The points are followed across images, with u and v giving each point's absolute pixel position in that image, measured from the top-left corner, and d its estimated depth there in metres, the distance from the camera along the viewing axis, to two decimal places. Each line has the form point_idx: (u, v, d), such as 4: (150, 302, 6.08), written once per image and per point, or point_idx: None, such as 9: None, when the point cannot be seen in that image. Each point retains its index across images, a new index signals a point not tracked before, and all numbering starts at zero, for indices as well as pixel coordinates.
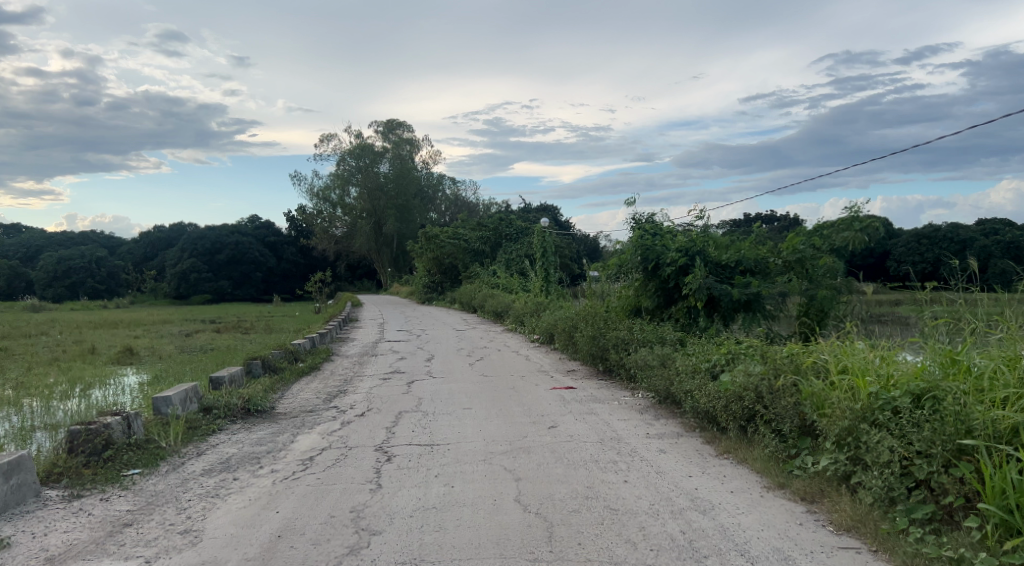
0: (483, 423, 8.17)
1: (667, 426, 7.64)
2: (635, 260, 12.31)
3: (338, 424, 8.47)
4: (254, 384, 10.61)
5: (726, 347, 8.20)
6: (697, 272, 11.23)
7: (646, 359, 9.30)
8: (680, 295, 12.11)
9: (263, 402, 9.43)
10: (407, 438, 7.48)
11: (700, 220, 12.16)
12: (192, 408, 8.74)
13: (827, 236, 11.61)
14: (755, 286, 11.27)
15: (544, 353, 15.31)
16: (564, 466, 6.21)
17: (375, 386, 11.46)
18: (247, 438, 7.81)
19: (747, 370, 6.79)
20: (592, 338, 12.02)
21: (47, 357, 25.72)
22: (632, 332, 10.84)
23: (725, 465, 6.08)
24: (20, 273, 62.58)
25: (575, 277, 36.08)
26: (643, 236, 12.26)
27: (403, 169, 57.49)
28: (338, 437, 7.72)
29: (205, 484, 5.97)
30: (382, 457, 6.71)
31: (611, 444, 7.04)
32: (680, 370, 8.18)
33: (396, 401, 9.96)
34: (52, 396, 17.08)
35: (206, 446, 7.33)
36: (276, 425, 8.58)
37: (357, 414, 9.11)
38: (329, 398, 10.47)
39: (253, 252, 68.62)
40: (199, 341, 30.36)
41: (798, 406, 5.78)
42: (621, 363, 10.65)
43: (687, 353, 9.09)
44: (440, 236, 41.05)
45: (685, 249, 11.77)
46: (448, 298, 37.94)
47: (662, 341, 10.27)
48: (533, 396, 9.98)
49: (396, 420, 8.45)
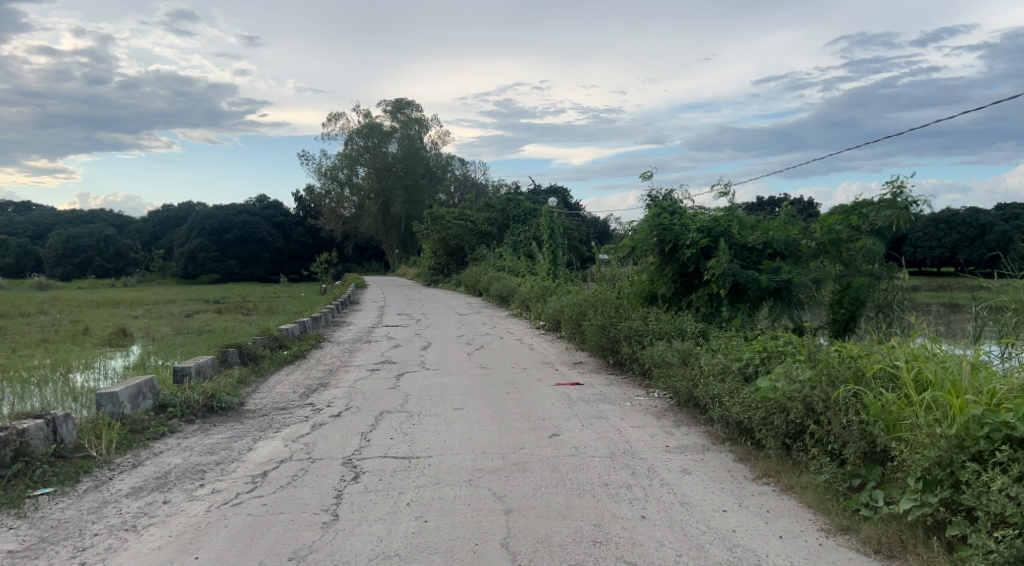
0: (475, 428, 7.04)
1: (690, 438, 6.49)
2: (649, 241, 11.03)
3: (307, 427, 7.35)
4: (226, 376, 9.51)
5: (761, 344, 7.01)
6: (721, 256, 9.95)
7: (664, 356, 8.10)
8: (701, 281, 10.85)
9: (229, 398, 8.34)
10: (383, 448, 6.35)
11: (725, 196, 10.85)
12: (144, 405, 7.65)
13: (866, 215, 10.33)
14: (786, 272, 9.99)
15: (550, 343, 14.16)
16: (567, 493, 5.07)
17: (360, 379, 10.34)
18: (198, 444, 6.67)
19: (791, 374, 5.63)
20: (602, 328, 10.83)
21: (38, 337, 24.85)
22: (648, 323, 9.65)
23: (766, 495, 4.95)
24: (28, 251, 62.15)
25: (586, 260, 34.92)
26: (660, 215, 10.99)
27: (411, 148, 56.22)
28: (304, 444, 6.58)
29: (123, 511, 4.82)
30: (348, 476, 5.58)
31: (625, 460, 5.89)
32: (705, 370, 7.02)
33: (380, 397, 8.85)
34: (32, 381, 16.15)
35: (147, 454, 6.21)
36: (238, 428, 7.47)
37: (332, 413, 7.97)
38: (307, 393, 9.35)
39: (261, 231, 67.76)
40: (198, 322, 29.43)
41: (863, 426, 4.61)
42: (635, 358, 9.45)
43: (712, 349, 7.88)
44: (447, 217, 39.89)
45: (707, 230, 10.50)
46: (455, 280, 36.92)
47: (682, 335, 9.08)
48: (535, 394, 8.83)
49: (374, 424, 7.33)
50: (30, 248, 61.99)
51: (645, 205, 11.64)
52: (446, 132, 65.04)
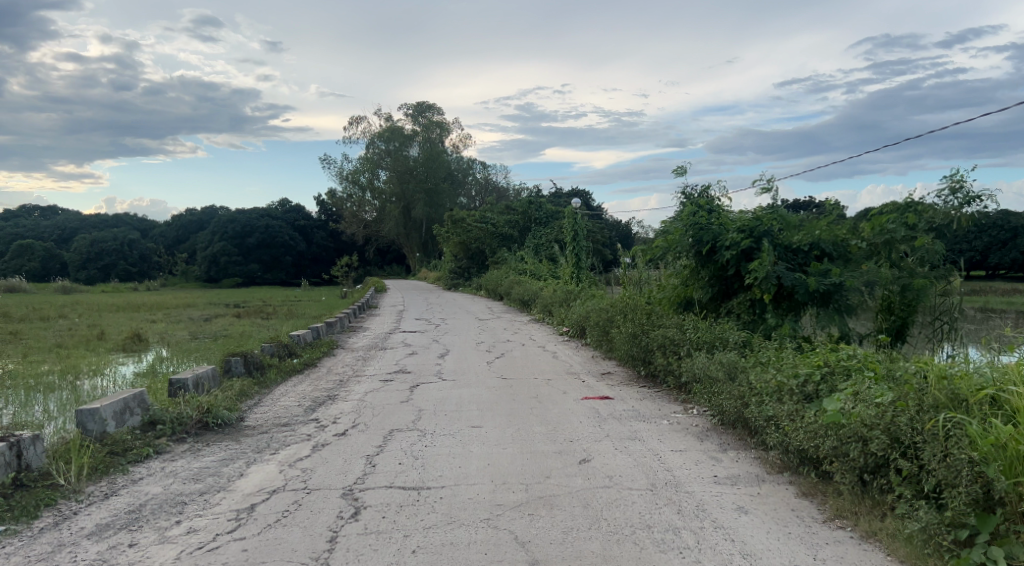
0: (494, 451, 6.26)
1: (740, 467, 5.66)
2: (685, 242, 10.17)
3: (308, 449, 6.60)
4: (227, 388, 8.83)
5: (821, 357, 6.18)
6: (765, 257, 9.05)
7: (707, 369, 7.26)
8: (742, 285, 9.92)
9: (226, 414, 7.66)
10: (390, 476, 5.58)
11: (768, 192, 9.92)
12: (132, 422, 6.98)
13: (923, 211, 9.32)
14: (838, 274, 9.04)
15: (575, 351, 13.35)
16: (603, 538, 4.26)
17: (371, 391, 9.59)
18: (185, 469, 5.94)
19: (868, 396, 4.76)
20: (632, 336, 9.97)
21: (54, 342, 24.47)
22: (685, 332, 8.80)
23: (844, 544, 4.09)
24: (54, 255, 62.64)
25: (608, 263, 34.04)
26: (695, 213, 10.12)
27: (432, 152, 55.68)
28: (301, 471, 5.82)
29: (78, 559, 4.10)
30: (346, 512, 4.81)
31: (668, 494, 5.08)
32: (757, 387, 6.18)
33: (390, 412, 8.10)
34: (40, 388, 15.64)
35: (123, 482, 5.49)
36: (232, 448, 6.76)
37: (337, 432, 7.23)
38: (313, 407, 8.62)
39: (283, 235, 67.72)
40: (215, 326, 29.00)
41: (971, 463, 3.73)
42: (671, 370, 8.62)
43: (762, 362, 7.02)
44: (467, 219, 39.26)
45: (748, 229, 9.60)
46: (475, 284, 36.25)
47: (723, 347, 8.22)
48: (560, 410, 8.02)
49: (382, 445, 6.58)
50: (56, 252, 62.50)
51: (679, 202, 10.77)
52: (466, 135, 64.50)
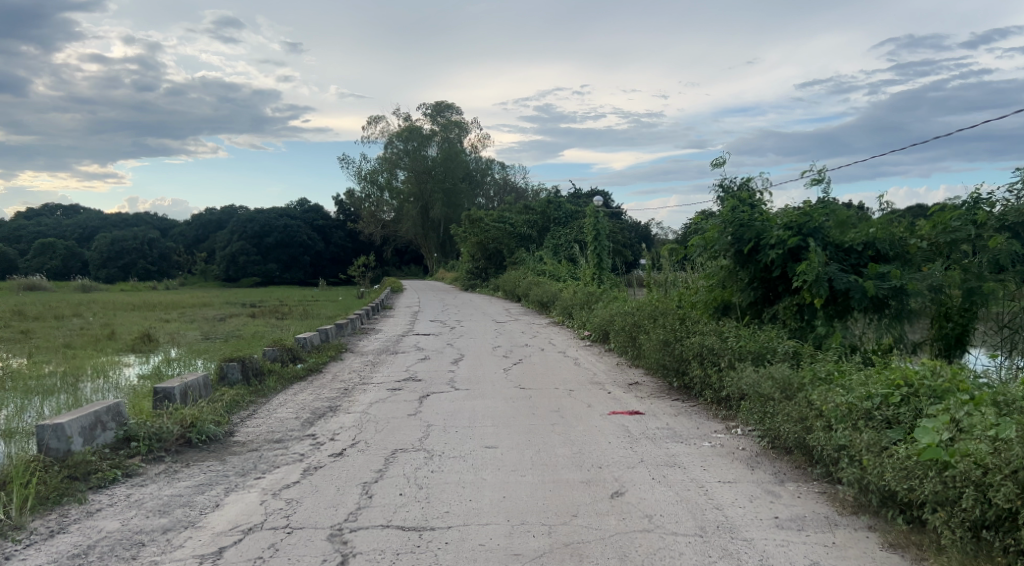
0: (512, 480, 5.40)
1: (804, 507, 4.75)
2: (723, 240, 9.22)
3: (298, 473, 5.76)
4: (218, 400, 8.03)
5: (899, 372, 5.24)
6: (817, 257, 8.04)
7: (757, 385, 6.34)
8: (787, 288, 8.89)
9: (213, 429, 6.86)
10: (388, 512, 4.73)
11: (818, 184, 8.92)
12: (103, 438, 6.17)
13: (994, 208, 8.26)
14: (898, 277, 8.04)
15: (598, 357, 12.46)
16: None
17: (377, 401, 8.75)
18: (152, 497, 5.11)
19: (980, 432, 3.84)
20: (663, 344, 9.05)
21: (62, 342, 23.91)
22: (726, 341, 7.89)
23: None
24: (75, 254, 62.72)
25: (630, 265, 33.11)
26: (736, 208, 9.16)
27: (451, 152, 55.00)
28: (286, 502, 4.97)
29: None
30: (331, 562, 3.96)
31: (724, 544, 4.17)
32: (822, 409, 5.27)
33: (395, 428, 7.25)
34: (38, 391, 14.98)
35: (75, 516, 4.66)
36: (212, 471, 5.94)
37: (334, 451, 6.39)
38: (311, 420, 7.79)
39: (301, 234, 67.43)
40: (229, 327, 28.34)
41: None
42: (710, 384, 7.76)
43: (823, 379, 6.08)
44: (485, 219, 38.48)
45: (795, 225, 8.60)
46: (492, 285, 35.43)
47: (772, 359, 7.28)
48: (585, 427, 7.13)
49: (384, 469, 5.73)
50: (77, 250, 62.55)
51: (717, 196, 9.82)
52: (485, 135, 63.78)
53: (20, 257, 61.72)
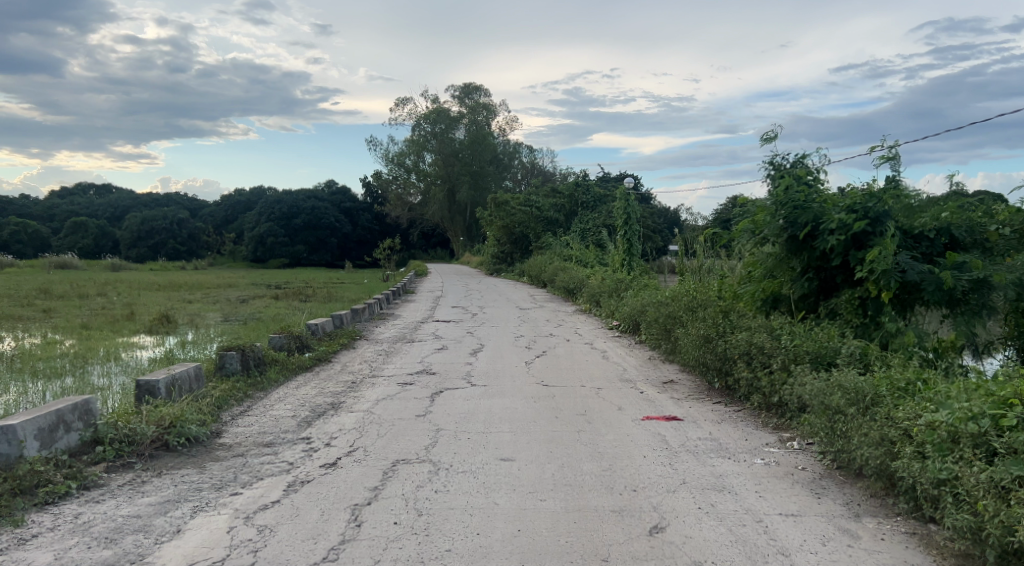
0: (531, 505, 4.53)
1: (893, 555, 3.81)
2: (774, 225, 8.20)
3: (280, 489, 4.93)
4: (207, 395, 7.28)
5: (1010, 387, 4.24)
6: (887, 244, 6.97)
7: (822, 395, 5.35)
8: (847, 279, 7.86)
9: (196, 431, 6.09)
10: (377, 548, 3.89)
11: (889, 162, 7.84)
12: (67, 441, 5.43)
13: None
14: (981, 267, 6.94)
15: (628, 351, 11.51)
16: None
17: (385, 398, 7.93)
18: (103, 519, 4.33)
19: None
20: (704, 340, 8.07)
21: (81, 322, 23.54)
22: (780, 339, 6.90)
23: None
24: (107, 233, 63.18)
25: (660, 250, 31.91)
26: (791, 188, 8.13)
27: (478, 134, 53.96)
28: (258, 531, 4.14)
29: None
30: None
31: None
32: (912, 432, 4.29)
33: (400, 432, 6.41)
34: (44, 374, 14.44)
35: (2, 546, 3.89)
36: (182, 483, 5.13)
37: (326, 462, 5.56)
38: (309, 420, 6.98)
39: (327, 216, 67.08)
40: (249, 309, 27.88)
41: None
42: (760, 389, 6.80)
43: (904, 390, 5.10)
44: (511, 203, 37.42)
45: (860, 208, 7.55)
46: (517, 270, 34.50)
47: (836, 362, 6.31)
48: (616, 436, 6.22)
49: (380, 487, 4.87)
50: (108, 229, 63.00)
51: (767, 176, 8.81)
52: (513, 118, 62.58)
53: (53, 236, 62.32)
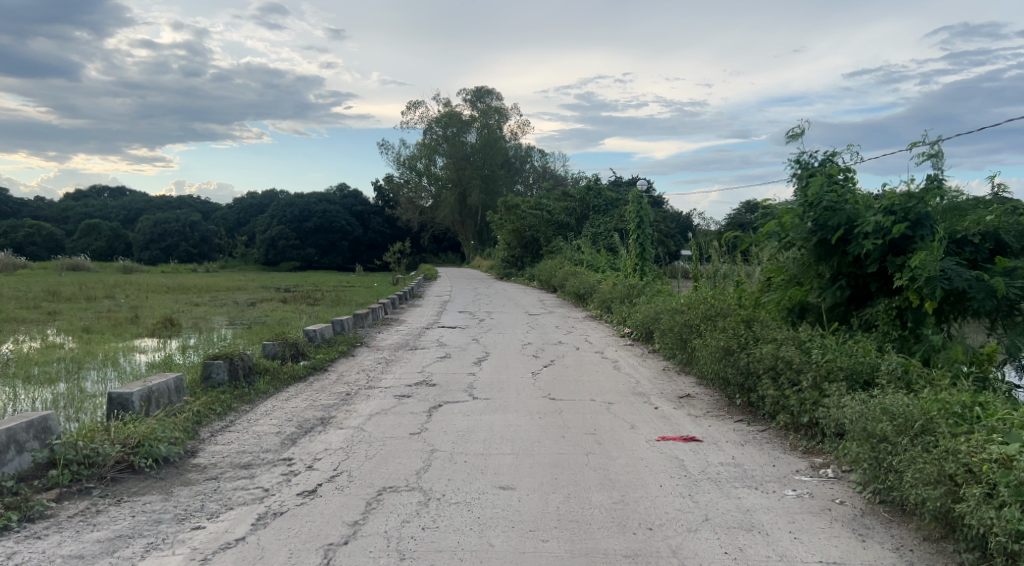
0: (535, 548, 3.93)
1: None
2: (802, 229, 7.56)
3: (248, 523, 4.35)
4: (186, 410, 6.73)
5: None
6: (931, 249, 6.32)
7: (867, 421, 4.71)
8: (883, 288, 7.20)
9: (165, 452, 5.53)
10: None
11: (932, 160, 7.19)
12: (18, 463, 4.90)
13: None
14: None
15: (642, 361, 10.87)
16: None
17: (378, 413, 7.34)
18: (39, 561, 3.77)
19: None
20: (724, 353, 7.44)
21: (85, 325, 23.11)
22: (812, 353, 6.26)
23: None
24: (119, 235, 63.09)
25: (673, 255, 31.22)
26: (822, 188, 7.49)
27: (489, 137, 53.43)
28: None
29: None
30: None
31: None
32: (980, 470, 3.66)
33: (391, 454, 5.82)
34: (37, 379, 13.94)
35: None
36: (139, 514, 4.55)
37: (305, 490, 4.98)
38: (294, 438, 6.40)
39: (341, 220, 66.66)
40: (256, 312, 27.40)
41: None
42: (789, 409, 6.16)
43: (962, 416, 4.47)
44: (522, 205, 36.78)
45: (899, 210, 6.91)
46: (528, 275, 33.90)
47: (876, 381, 5.67)
48: (630, 461, 5.61)
49: (361, 523, 4.29)
50: (120, 231, 62.88)
51: (793, 176, 8.18)
52: (525, 122, 62.06)
53: (67, 237, 62.34)
